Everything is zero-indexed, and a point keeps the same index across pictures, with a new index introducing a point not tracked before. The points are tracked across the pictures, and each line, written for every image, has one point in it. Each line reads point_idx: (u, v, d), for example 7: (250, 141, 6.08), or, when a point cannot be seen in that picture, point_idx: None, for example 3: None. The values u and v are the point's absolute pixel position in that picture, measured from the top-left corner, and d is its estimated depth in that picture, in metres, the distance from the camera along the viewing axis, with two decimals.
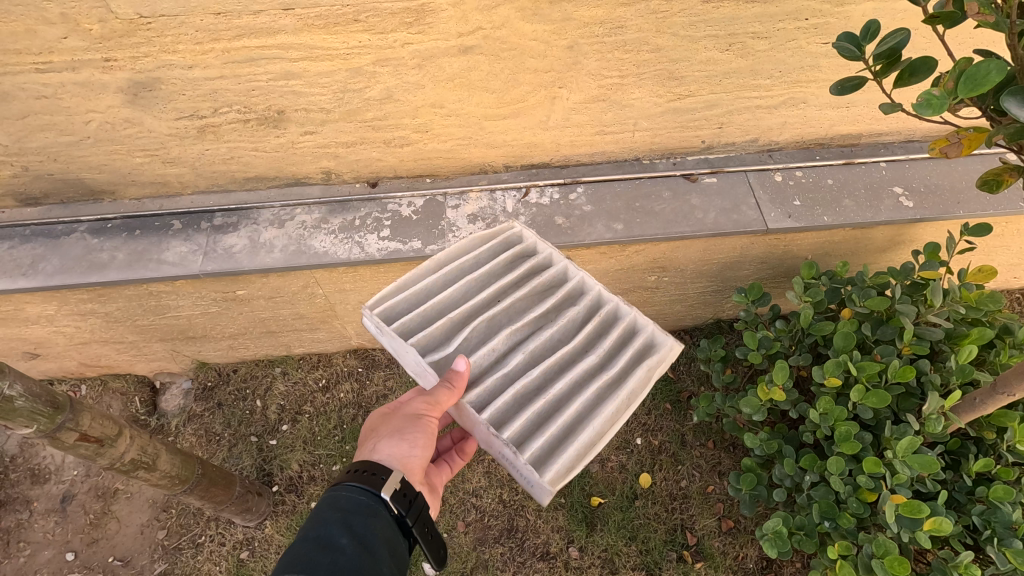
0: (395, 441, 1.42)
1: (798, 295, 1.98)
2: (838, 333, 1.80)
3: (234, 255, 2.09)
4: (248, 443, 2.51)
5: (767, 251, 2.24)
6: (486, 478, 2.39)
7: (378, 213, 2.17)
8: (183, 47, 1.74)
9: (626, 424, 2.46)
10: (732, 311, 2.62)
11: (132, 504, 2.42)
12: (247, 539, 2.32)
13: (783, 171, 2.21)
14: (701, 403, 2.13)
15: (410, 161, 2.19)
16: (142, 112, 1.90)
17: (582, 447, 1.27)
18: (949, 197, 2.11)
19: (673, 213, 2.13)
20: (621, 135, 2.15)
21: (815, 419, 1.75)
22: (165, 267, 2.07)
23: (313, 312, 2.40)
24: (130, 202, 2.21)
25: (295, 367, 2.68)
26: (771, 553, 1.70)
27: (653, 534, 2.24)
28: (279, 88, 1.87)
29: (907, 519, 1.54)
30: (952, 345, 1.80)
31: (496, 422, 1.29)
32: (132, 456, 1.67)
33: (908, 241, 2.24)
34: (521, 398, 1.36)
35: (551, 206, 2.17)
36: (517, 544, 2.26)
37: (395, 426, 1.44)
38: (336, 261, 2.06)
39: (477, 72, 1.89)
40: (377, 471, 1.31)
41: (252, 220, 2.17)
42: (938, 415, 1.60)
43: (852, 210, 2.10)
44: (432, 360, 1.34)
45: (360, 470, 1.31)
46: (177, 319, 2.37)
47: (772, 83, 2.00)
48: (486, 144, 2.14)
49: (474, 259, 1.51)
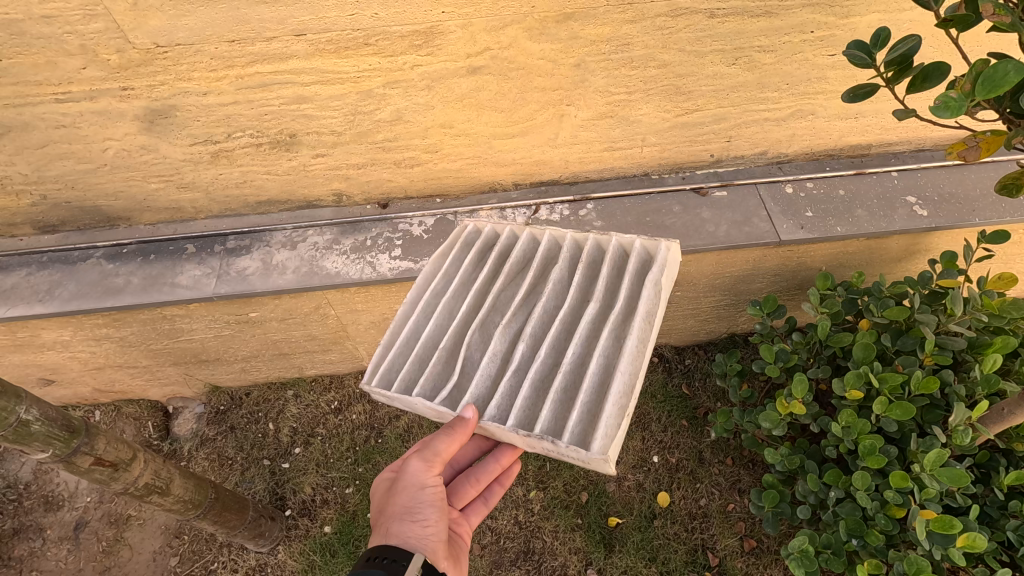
0: (406, 521, 1.41)
1: (814, 306, 1.95)
2: (857, 343, 1.77)
3: (247, 277, 2.11)
4: (261, 467, 2.49)
5: (781, 263, 2.22)
6: (501, 499, 2.34)
7: (389, 233, 2.18)
8: (198, 74, 1.78)
9: (642, 442, 2.42)
10: (747, 325, 2.59)
11: (146, 531, 2.40)
12: (260, 564, 2.29)
13: (794, 183, 2.20)
14: (719, 419, 2.09)
15: (420, 181, 2.20)
16: (158, 139, 1.94)
17: (620, 397, 1.18)
18: (964, 205, 2.09)
19: (685, 226, 2.13)
20: (630, 150, 2.16)
21: (838, 433, 1.70)
22: (179, 291, 2.08)
23: (326, 333, 2.40)
24: (146, 227, 2.24)
25: (307, 390, 2.67)
26: (798, 573, 1.62)
27: (674, 555, 2.19)
28: (291, 112, 1.91)
29: (939, 536, 1.48)
30: (975, 355, 1.77)
31: (525, 422, 1.22)
32: (146, 481, 1.61)
33: (924, 250, 2.22)
34: (544, 386, 1.28)
35: (561, 222, 2.17)
36: (535, 566, 2.21)
37: (400, 508, 1.42)
38: (348, 281, 2.07)
39: (486, 92, 1.91)
40: (392, 559, 1.31)
41: (265, 242, 2.19)
42: (965, 426, 1.56)
43: (866, 219, 2.09)
44: (442, 398, 1.27)
45: (377, 558, 1.31)
46: (190, 342, 2.37)
47: (779, 96, 2.01)
48: (496, 162, 2.16)
49: (446, 279, 1.45)
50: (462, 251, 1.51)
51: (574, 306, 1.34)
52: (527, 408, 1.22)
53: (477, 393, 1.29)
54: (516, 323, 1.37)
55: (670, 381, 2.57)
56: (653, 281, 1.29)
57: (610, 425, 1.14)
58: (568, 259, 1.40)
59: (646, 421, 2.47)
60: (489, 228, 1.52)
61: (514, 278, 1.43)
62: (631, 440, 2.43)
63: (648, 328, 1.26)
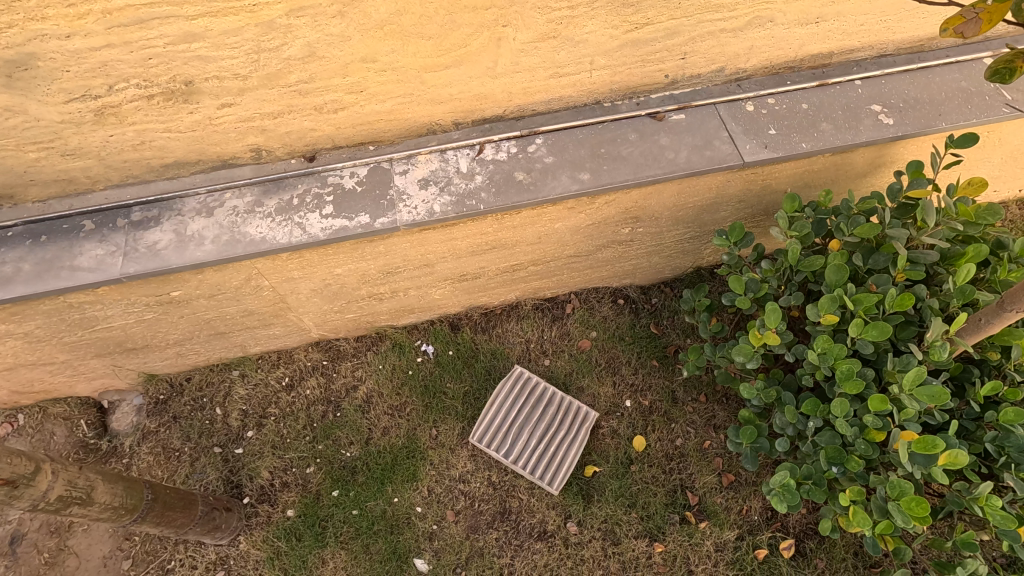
0: None
1: (783, 230, 1.84)
2: (829, 266, 1.67)
3: (159, 252, 1.85)
4: (211, 455, 2.31)
5: (746, 188, 2.10)
6: (473, 462, 2.24)
7: (318, 188, 1.95)
8: (55, 11, 1.47)
9: (614, 387, 2.34)
10: (713, 257, 2.48)
11: (91, 536, 2.20)
12: (221, 558, 2.14)
13: (755, 100, 2.05)
14: (691, 357, 2.01)
15: (347, 127, 1.95)
16: (23, 97, 1.63)
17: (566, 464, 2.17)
18: (930, 110, 1.99)
19: (642, 155, 1.96)
20: (578, 76, 1.95)
21: (815, 360, 1.62)
22: (81, 274, 1.82)
23: (264, 306, 2.18)
24: (34, 204, 1.94)
25: (254, 369, 2.44)
26: (780, 508, 1.56)
27: (653, 498, 2.14)
28: (181, 54, 1.62)
29: (920, 457, 1.43)
30: (948, 267, 1.70)
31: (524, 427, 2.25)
32: (59, 493, 1.38)
33: (890, 163, 2.11)
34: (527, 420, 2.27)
35: (509, 161, 1.98)
36: (512, 526, 2.14)
37: None
38: (276, 246, 1.85)
39: (409, 16, 1.66)
40: None
41: (176, 211, 1.92)
42: (943, 341, 1.50)
43: (831, 133, 1.96)
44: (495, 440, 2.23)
45: None
46: (110, 330, 2.12)
47: (736, 2, 1.81)
48: (431, 100, 1.92)
49: (497, 411, 2.28)
50: (498, 437, 2.24)
51: (544, 406, 2.29)
52: (524, 434, 2.24)
53: (509, 446, 2.22)
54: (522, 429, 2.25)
55: (638, 322, 2.46)
56: (583, 426, 2.25)
57: (563, 471, 2.17)
58: (555, 414, 2.28)
59: (616, 365, 2.38)
60: (517, 369, 2.35)
61: (517, 397, 2.31)
62: (602, 386, 2.34)
63: (582, 433, 2.23)
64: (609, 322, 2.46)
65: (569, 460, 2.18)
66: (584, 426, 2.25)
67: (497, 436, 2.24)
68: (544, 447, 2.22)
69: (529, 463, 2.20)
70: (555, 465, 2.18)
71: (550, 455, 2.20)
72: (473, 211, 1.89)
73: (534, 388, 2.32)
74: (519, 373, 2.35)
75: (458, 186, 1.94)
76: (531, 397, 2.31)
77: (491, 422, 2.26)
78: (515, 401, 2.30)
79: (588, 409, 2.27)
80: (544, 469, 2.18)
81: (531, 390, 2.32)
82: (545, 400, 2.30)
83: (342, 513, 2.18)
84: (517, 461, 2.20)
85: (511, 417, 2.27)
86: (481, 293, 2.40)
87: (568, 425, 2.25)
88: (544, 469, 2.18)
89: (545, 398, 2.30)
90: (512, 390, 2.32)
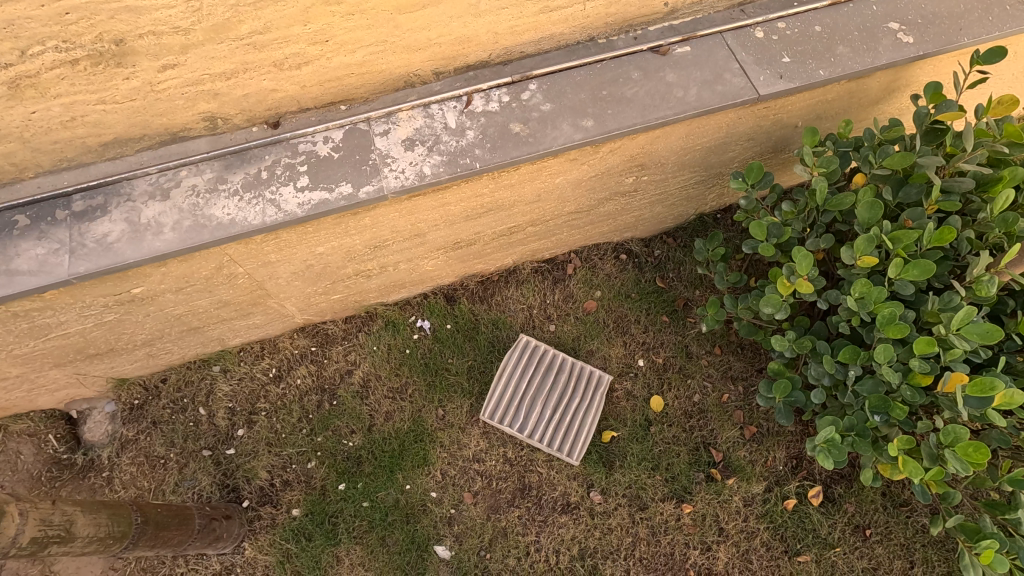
0: None
1: (806, 169, 1.70)
2: (861, 204, 1.54)
3: (112, 246, 1.61)
4: (201, 459, 2.14)
5: (757, 125, 1.94)
6: (485, 439, 2.11)
7: (289, 158, 1.71)
8: None
9: (625, 347, 2.23)
10: (718, 201, 2.34)
11: (79, 559, 2.03)
12: (226, 567, 2.00)
13: (764, 25, 1.86)
14: (710, 311, 1.90)
15: (314, 84, 1.70)
16: None
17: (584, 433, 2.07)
18: (949, 25, 1.84)
19: (648, 95, 1.78)
20: (571, 9, 1.73)
21: (852, 306, 1.51)
22: (21, 278, 1.58)
23: (240, 295, 1.96)
24: None
25: (236, 363, 2.24)
26: (827, 465, 1.49)
27: (676, 459, 2.07)
28: (106, 5, 1.35)
29: (974, 399, 1.35)
30: (983, 194, 1.59)
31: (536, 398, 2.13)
32: (32, 535, 1.19)
33: (905, 86, 1.97)
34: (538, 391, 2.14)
35: (502, 112, 1.76)
36: (534, 501, 2.05)
37: None
38: (249, 228, 1.63)
39: None
40: None
41: (125, 196, 1.67)
42: (989, 275, 1.40)
43: (849, 57, 1.80)
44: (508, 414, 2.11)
45: None
46: (67, 337, 1.88)
47: None
48: (407, 47, 1.68)
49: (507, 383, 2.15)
50: (510, 411, 2.12)
51: (555, 375, 2.17)
52: (536, 405, 2.12)
53: (523, 420, 2.10)
54: (535, 401, 2.13)
55: (643, 277, 2.33)
56: (597, 391, 2.14)
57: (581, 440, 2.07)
58: (567, 382, 2.16)
59: (625, 324, 2.26)
60: (522, 339, 2.21)
61: (526, 367, 2.17)
62: (613, 347, 2.23)
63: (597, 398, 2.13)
64: (613, 279, 2.32)
65: (586, 428, 2.08)
66: (598, 391, 2.14)
67: (509, 410, 2.12)
68: (560, 417, 2.10)
69: (545, 435, 2.08)
70: (573, 435, 2.08)
71: (565, 425, 2.09)
72: (468, 171, 1.70)
73: (542, 357, 2.19)
74: (525, 342, 2.20)
75: (448, 144, 1.73)
76: (539, 366, 2.18)
77: (501, 395, 2.13)
78: (524, 372, 2.17)
79: (601, 374, 2.16)
80: (561, 440, 2.08)
81: (540, 359, 2.19)
82: (556, 368, 2.18)
83: (352, 507, 2.05)
84: (533, 434, 2.08)
85: (521, 389, 2.14)
86: (476, 260, 2.22)
87: (582, 392, 2.14)
88: (561, 440, 2.07)
89: (555, 365, 2.18)
90: (519, 361, 2.18)
